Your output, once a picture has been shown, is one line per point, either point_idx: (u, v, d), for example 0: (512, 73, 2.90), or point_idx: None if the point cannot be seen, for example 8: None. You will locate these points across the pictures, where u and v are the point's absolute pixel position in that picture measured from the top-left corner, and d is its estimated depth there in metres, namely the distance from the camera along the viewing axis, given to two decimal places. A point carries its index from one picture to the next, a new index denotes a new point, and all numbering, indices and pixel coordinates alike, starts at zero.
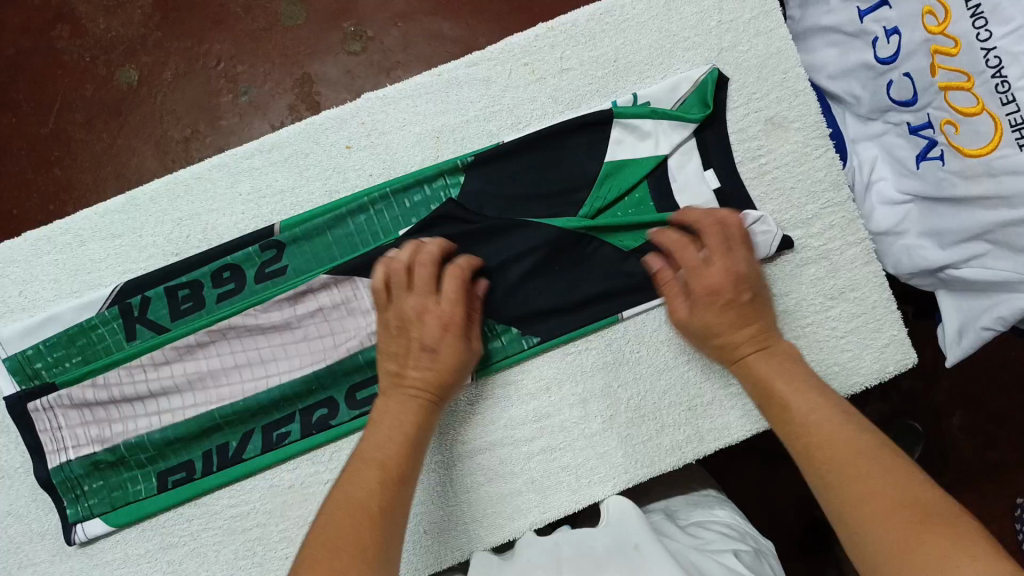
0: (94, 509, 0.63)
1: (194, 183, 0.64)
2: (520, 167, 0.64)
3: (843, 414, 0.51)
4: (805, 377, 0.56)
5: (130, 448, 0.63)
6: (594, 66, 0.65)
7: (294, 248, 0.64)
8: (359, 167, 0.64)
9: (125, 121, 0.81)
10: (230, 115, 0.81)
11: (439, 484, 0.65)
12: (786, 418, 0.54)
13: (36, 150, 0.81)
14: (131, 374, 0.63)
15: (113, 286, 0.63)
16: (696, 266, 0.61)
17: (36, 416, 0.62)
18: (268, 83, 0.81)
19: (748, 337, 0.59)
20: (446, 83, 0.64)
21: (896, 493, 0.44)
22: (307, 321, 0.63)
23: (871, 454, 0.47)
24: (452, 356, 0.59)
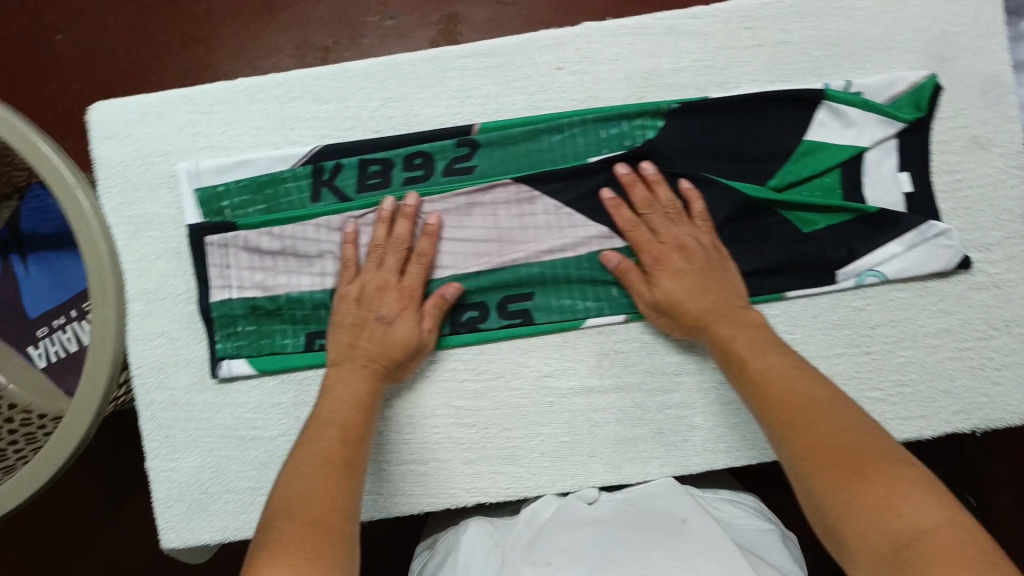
0: (241, 350, 0.66)
1: (406, 69, 0.65)
2: (722, 126, 0.65)
3: (804, 377, 0.54)
4: (765, 338, 0.59)
5: (288, 301, 0.66)
6: (814, 45, 0.65)
7: (486, 151, 0.65)
8: (564, 89, 0.65)
9: (275, 17, 0.89)
10: (372, 34, 0.89)
11: (520, 428, 0.67)
12: (742, 374, 0.57)
13: (185, 26, 0.90)
14: (308, 232, 0.65)
15: (312, 146, 0.66)
16: (643, 241, 0.62)
17: (210, 249, 0.65)
18: (414, 15, 0.89)
19: (709, 306, 0.60)
20: (666, 29, 0.64)
21: (835, 446, 0.48)
22: (479, 226, 0.65)
23: (824, 416, 0.50)
24: (410, 334, 0.62)
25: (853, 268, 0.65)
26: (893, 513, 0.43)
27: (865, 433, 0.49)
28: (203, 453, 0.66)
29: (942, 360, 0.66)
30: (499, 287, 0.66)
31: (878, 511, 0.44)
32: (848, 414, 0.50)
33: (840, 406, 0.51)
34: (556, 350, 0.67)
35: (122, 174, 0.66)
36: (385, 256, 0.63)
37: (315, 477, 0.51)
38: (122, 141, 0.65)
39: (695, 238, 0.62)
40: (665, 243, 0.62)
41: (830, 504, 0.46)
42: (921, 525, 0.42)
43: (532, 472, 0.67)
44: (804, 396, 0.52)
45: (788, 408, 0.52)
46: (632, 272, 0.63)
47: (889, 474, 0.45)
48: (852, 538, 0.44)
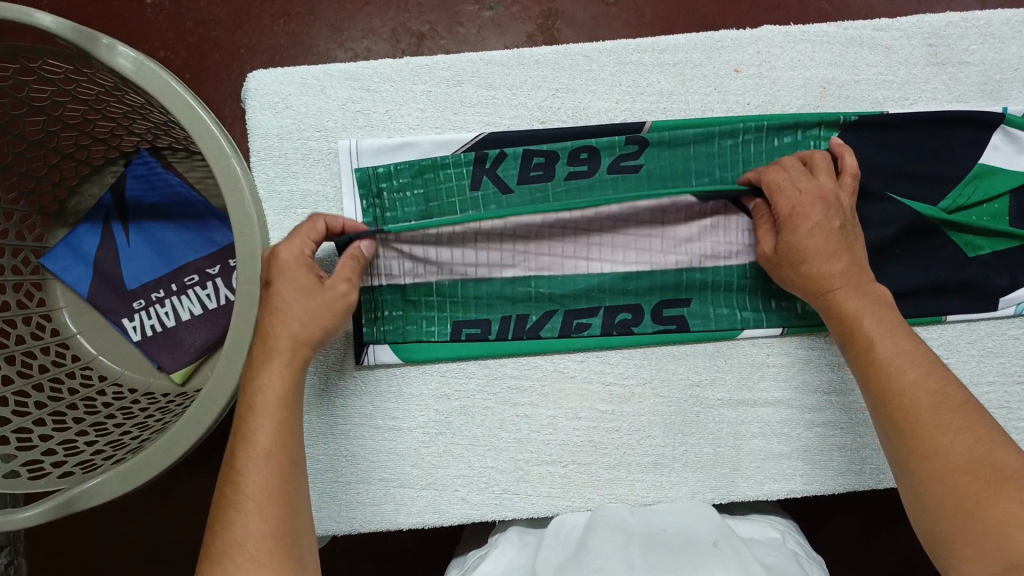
0: (386, 336, 0.64)
1: (581, 60, 0.64)
2: (897, 142, 0.64)
3: (934, 371, 0.51)
4: (894, 317, 0.55)
5: (439, 289, 0.63)
6: (994, 68, 0.65)
7: (656, 150, 0.63)
8: (740, 93, 0.64)
9: None
10: (469, 24, 0.86)
11: (671, 454, 0.65)
12: (863, 352, 0.54)
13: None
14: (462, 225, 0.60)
15: (477, 133, 0.64)
16: (784, 187, 0.57)
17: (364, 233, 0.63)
18: (514, 7, 0.86)
19: (837, 272, 0.56)
20: (849, 39, 0.64)
21: (966, 459, 0.46)
22: (643, 224, 0.62)
23: (953, 426, 0.48)
24: (298, 312, 0.56)
25: (1015, 296, 0.64)
26: (1016, 536, 0.42)
27: (996, 446, 0.46)
28: (337, 443, 0.64)
29: None
30: (657, 289, 0.64)
31: (1000, 529, 0.42)
32: (979, 424, 0.48)
33: (970, 413, 0.48)
34: (705, 356, 0.65)
35: (276, 148, 0.63)
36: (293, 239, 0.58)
37: (245, 518, 0.48)
38: (280, 112, 0.64)
39: (836, 193, 0.57)
40: (808, 193, 0.57)
41: (949, 515, 0.45)
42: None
43: (672, 483, 0.65)
44: (939, 396, 0.50)
45: (915, 405, 0.50)
46: (766, 216, 0.60)
47: (1015, 497, 0.43)
48: (967, 551, 0.44)
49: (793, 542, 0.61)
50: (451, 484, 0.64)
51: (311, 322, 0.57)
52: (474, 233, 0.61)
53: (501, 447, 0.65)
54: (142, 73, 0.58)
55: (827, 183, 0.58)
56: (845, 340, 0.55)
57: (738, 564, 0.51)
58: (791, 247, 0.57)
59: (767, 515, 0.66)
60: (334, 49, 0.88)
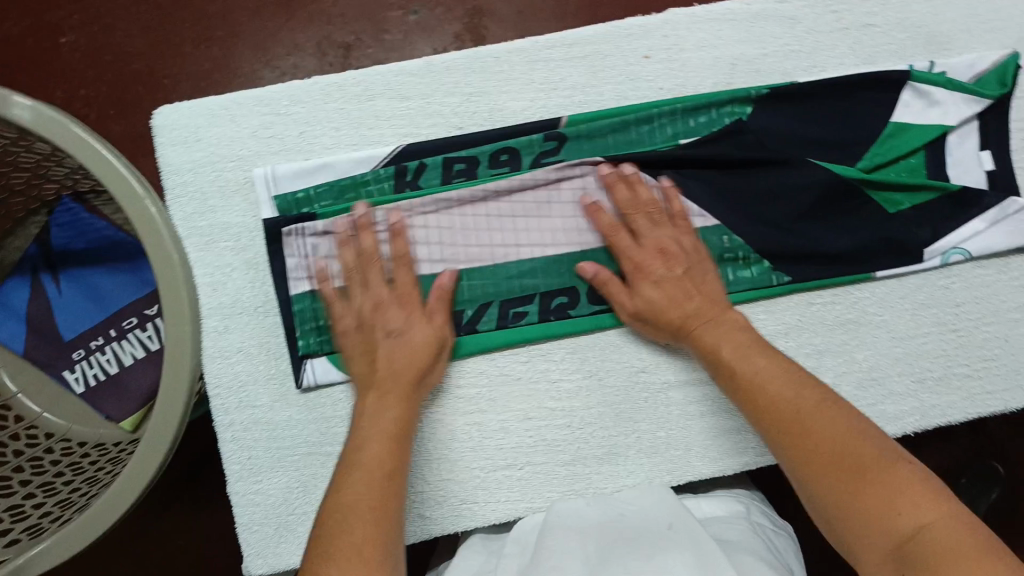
0: (323, 347, 0.63)
1: (492, 63, 0.64)
2: (809, 111, 0.65)
3: (792, 380, 0.54)
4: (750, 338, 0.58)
5: None
6: (898, 27, 0.66)
7: (575, 144, 0.64)
8: (651, 78, 0.65)
9: (295, 12, 0.86)
10: (395, 29, 0.86)
11: (625, 443, 0.65)
12: (729, 380, 0.57)
13: (203, 25, 0.86)
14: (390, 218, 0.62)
15: (395, 147, 0.63)
16: (626, 247, 0.62)
17: (287, 241, 0.61)
18: (439, 8, 0.86)
19: (692, 311, 0.60)
20: (753, 14, 0.65)
21: (836, 451, 0.48)
22: (566, 200, 0.64)
23: (819, 421, 0.50)
24: (416, 342, 0.59)
25: (939, 246, 0.66)
26: (890, 515, 0.44)
27: (860, 434, 0.49)
28: (288, 473, 0.64)
29: None
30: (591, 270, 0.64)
31: (877, 513, 0.44)
32: (841, 417, 0.50)
33: (830, 408, 0.51)
34: (646, 343, 0.65)
35: (191, 182, 0.63)
36: (370, 275, 0.60)
37: (356, 527, 0.47)
38: (192, 147, 0.62)
39: (677, 241, 0.62)
40: (647, 247, 0.62)
41: (838, 515, 0.46)
42: (919, 523, 0.42)
43: (629, 471, 0.65)
44: (796, 400, 0.52)
45: (783, 415, 0.52)
46: (611, 280, 0.62)
47: (884, 479, 0.45)
48: (860, 540, 0.45)
49: (755, 514, 0.62)
50: (411, 501, 0.64)
51: (418, 356, 0.59)
52: (400, 218, 0.62)
53: (455, 457, 0.65)
54: (42, 122, 0.58)
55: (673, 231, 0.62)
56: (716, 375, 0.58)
57: (693, 553, 0.51)
58: (644, 303, 0.61)
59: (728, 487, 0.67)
60: (259, 69, 0.87)
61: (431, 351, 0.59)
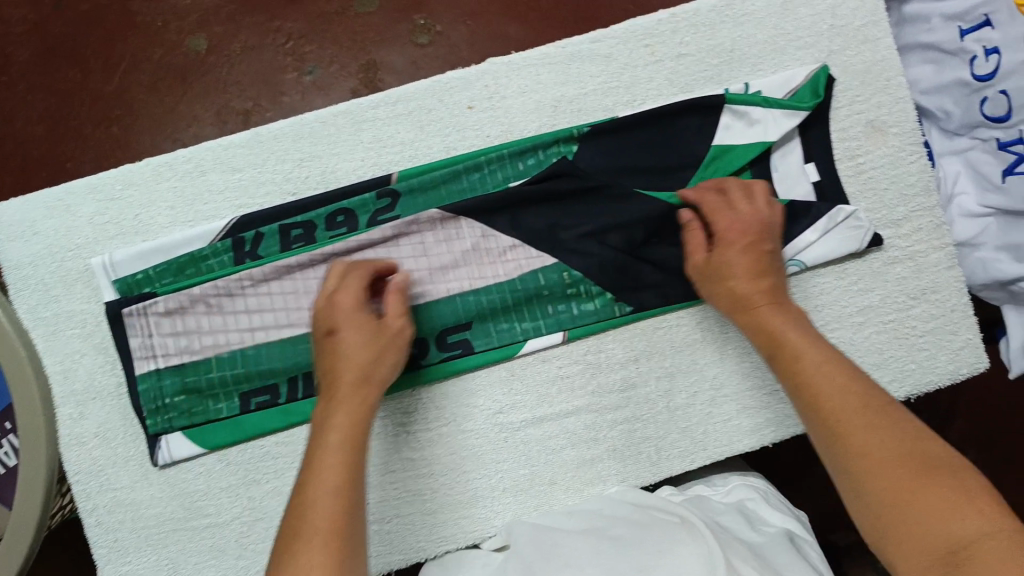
0: (175, 422, 0.64)
1: (318, 128, 0.66)
2: (632, 143, 0.67)
3: (865, 383, 0.53)
4: (819, 340, 0.57)
5: (219, 365, 0.64)
6: (711, 54, 0.68)
7: (408, 198, 0.66)
8: (478, 127, 0.67)
9: (190, 86, 0.88)
10: (292, 92, 0.89)
11: (490, 486, 0.66)
12: (792, 374, 0.56)
13: (99, 107, 0.88)
14: (230, 290, 0.64)
15: (230, 218, 0.65)
16: (722, 221, 0.63)
17: (129, 321, 0.63)
18: (334, 66, 0.89)
19: (763, 289, 0.60)
20: (568, 56, 0.67)
21: (895, 454, 0.48)
22: (406, 255, 0.65)
23: (870, 422, 0.50)
24: (354, 337, 0.58)
25: None
26: (941, 523, 0.43)
27: (914, 436, 0.49)
28: (155, 551, 0.64)
29: (870, 335, 0.69)
30: (434, 320, 0.65)
31: (935, 515, 0.44)
32: (899, 422, 0.50)
33: (892, 408, 0.51)
34: (499, 383, 0.67)
35: (32, 275, 0.64)
36: (393, 302, 0.60)
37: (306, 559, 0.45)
38: (30, 240, 0.64)
39: (756, 215, 0.63)
40: (745, 219, 0.63)
41: (884, 505, 0.46)
42: (969, 531, 0.42)
43: (496, 511, 0.66)
44: (862, 399, 0.52)
45: (836, 410, 0.52)
46: (698, 229, 0.64)
47: (931, 489, 0.45)
48: (904, 544, 0.44)
49: (768, 501, 0.63)
50: None
51: (372, 346, 0.58)
52: (242, 288, 0.64)
53: None
54: None
55: (768, 210, 0.64)
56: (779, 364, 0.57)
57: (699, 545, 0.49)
58: (717, 262, 0.62)
59: (737, 473, 0.69)
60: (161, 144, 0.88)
61: (374, 348, 0.58)
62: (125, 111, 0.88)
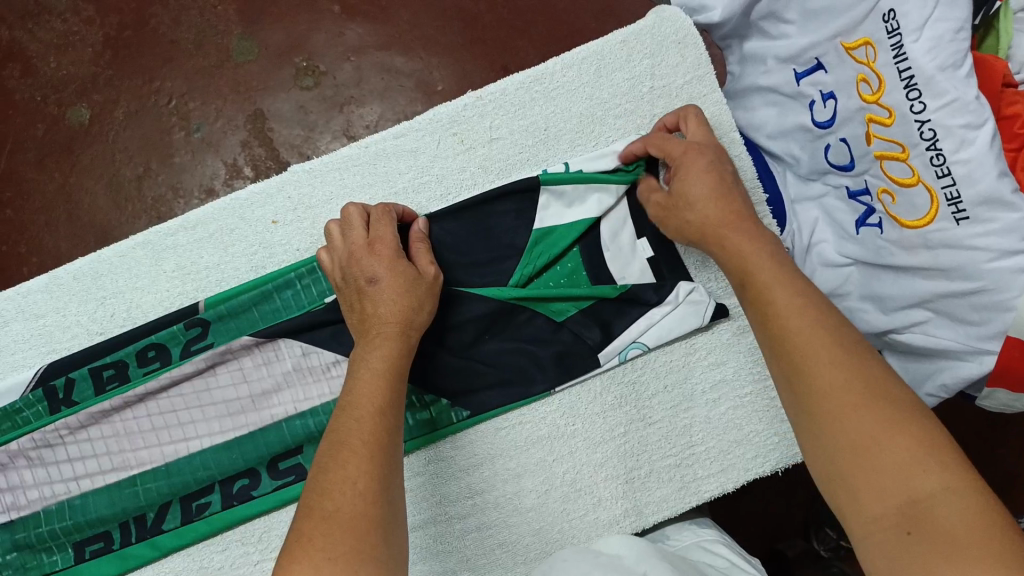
0: None
1: (118, 262, 0.63)
2: (450, 238, 0.64)
3: (824, 313, 0.47)
4: (790, 267, 0.51)
5: (47, 517, 0.62)
6: (524, 134, 0.65)
7: (219, 324, 0.63)
8: (286, 242, 0.64)
9: (78, 159, 0.84)
10: (182, 152, 0.83)
11: None
12: (755, 298, 0.50)
13: None
14: (49, 441, 0.62)
15: (36, 369, 0.63)
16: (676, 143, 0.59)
17: None
18: (219, 121, 0.84)
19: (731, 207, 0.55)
20: (373, 155, 0.65)
21: (862, 391, 0.43)
22: (225, 383, 0.63)
23: (832, 357, 0.45)
24: (395, 278, 0.56)
25: (613, 348, 0.64)
26: (905, 480, 0.39)
27: (879, 378, 0.43)
28: None
29: (726, 410, 0.65)
30: (260, 448, 0.63)
31: (899, 469, 0.40)
32: (865, 362, 0.44)
33: (860, 347, 0.45)
34: None
35: None
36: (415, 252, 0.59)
37: (325, 545, 0.41)
38: None
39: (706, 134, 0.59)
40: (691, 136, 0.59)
41: (841, 454, 0.42)
42: (933, 487, 0.38)
43: None
44: (826, 330, 0.46)
45: (797, 339, 0.46)
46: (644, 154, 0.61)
47: (898, 435, 0.41)
48: (864, 497, 0.40)
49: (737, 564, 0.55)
50: None
51: (407, 294, 0.55)
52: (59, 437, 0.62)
53: None
54: None
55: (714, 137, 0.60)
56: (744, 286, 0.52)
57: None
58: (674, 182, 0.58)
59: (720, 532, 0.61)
60: (50, 223, 0.83)
61: (414, 289, 0.56)
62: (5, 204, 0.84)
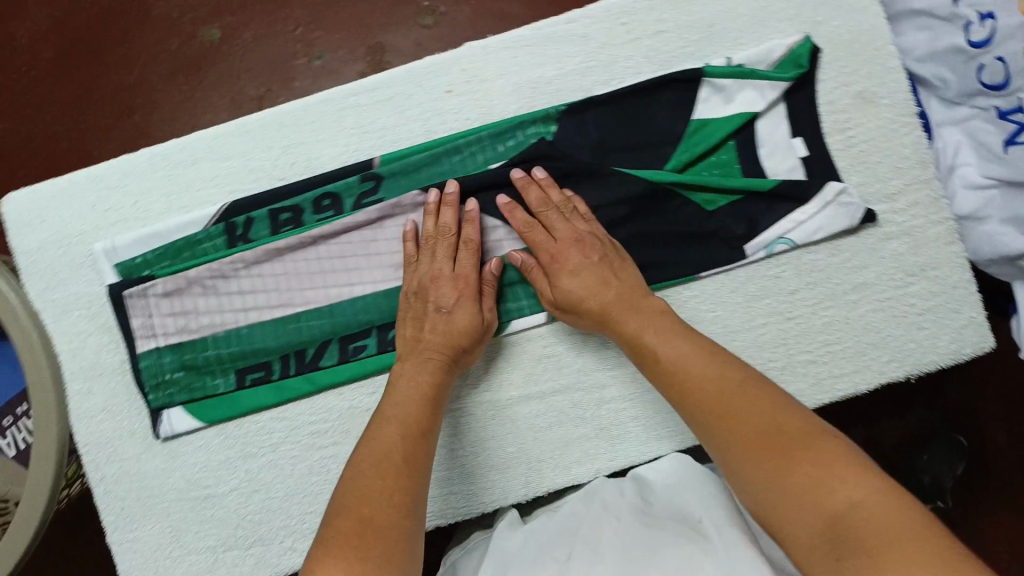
0: (175, 397, 0.67)
1: (302, 116, 0.68)
2: (612, 119, 0.67)
3: (719, 362, 0.53)
4: (691, 333, 0.57)
5: (216, 342, 0.67)
6: (689, 30, 0.68)
7: (391, 180, 0.67)
8: (457, 111, 0.68)
9: (206, 75, 0.89)
10: (303, 77, 0.89)
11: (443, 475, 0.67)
12: (656, 368, 0.57)
13: (119, 98, 0.90)
14: (225, 271, 0.66)
15: (221, 204, 0.67)
16: (542, 241, 0.63)
17: (130, 303, 0.66)
18: (340, 50, 0.89)
19: (611, 299, 0.61)
20: (545, 37, 0.68)
21: (757, 431, 0.47)
22: (392, 236, 0.67)
23: (740, 397, 0.50)
24: (465, 315, 0.62)
25: (761, 240, 0.67)
26: (820, 496, 0.42)
27: (781, 414, 0.48)
28: (159, 520, 0.67)
29: (865, 312, 0.68)
30: None
31: (808, 493, 0.43)
32: (773, 399, 0.49)
33: (740, 382, 0.51)
34: (485, 361, 0.68)
35: (43, 259, 0.67)
36: (422, 256, 0.64)
37: (347, 536, 0.46)
38: (39, 227, 0.67)
39: (591, 232, 0.64)
40: (563, 242, 0.63)
41: (762, 491, 0.45)
42: (852, 501, 0.41)
43: (486, 488, 0.67)
44: (718, 379, 0.52)
45: (702, 393, 0.52)
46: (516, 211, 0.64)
47: (829, 467, 0.43)
48: (782, 517, 0.43)
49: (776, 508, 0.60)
50: None
51: (466, 334, 0.62)
52: (233, 270, 0.66)
53: (315, 490, 0.67)
54: None
55: (581, 223, 0.64)
56: (647, 365, 0.58)
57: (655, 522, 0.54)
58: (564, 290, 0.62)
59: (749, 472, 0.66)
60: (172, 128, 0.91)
61: (479, 331, 0.62)
62: (133, 111, 0.90)
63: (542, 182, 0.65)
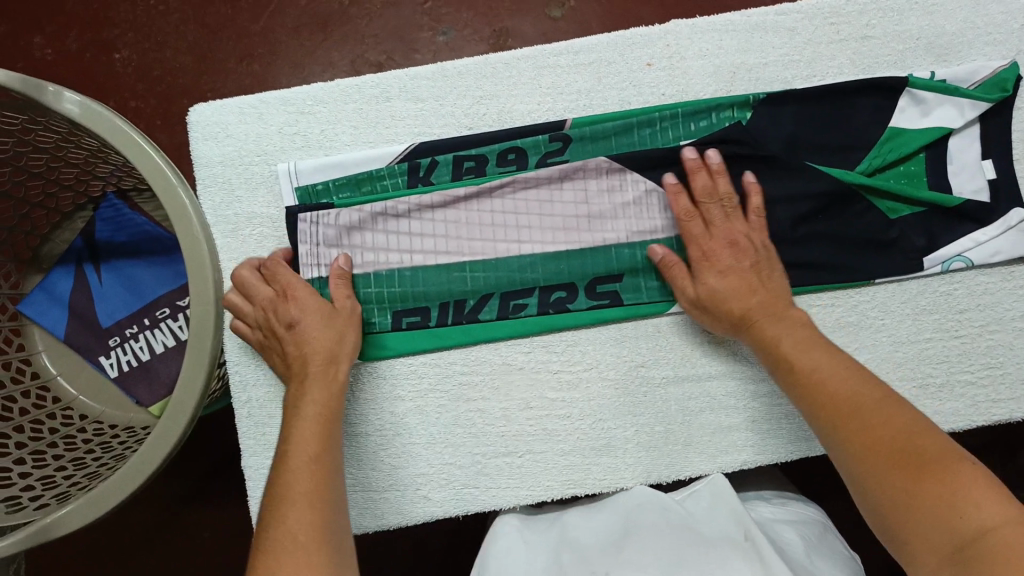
0: None
1: (502, 68, 0.68)
2: (810, 114, 0.67)
3: (855, 376, 0.55)
4: (825, 344, 0.58)
5: (377, 280, 0.66)
6: (896, 39, 0.68)
7: (579, 144, 0.67)
8: (654, 85, 0.68)
9: (330, 34, 0.89)
10: (426, 50, 0.88)
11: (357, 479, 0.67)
12: (790, 375, 0.58)
13: (244, 44, 0.89)
14: (398, 210, 0.66)
15: (408, 144, 0.67)
16: (697, 233, 0.63)
17: (301, 228, 0.65)
18: (465, 29, 0.88)
19: (754, 304, 0.61)
20: (753, 26, 0.68)
21: (889, 445, 0.49)
22: (569, 199, 0.67)
23: (875, 412, 0.51)
24: (317, 315, 0.62)
25: (938, 256, 0.66)
26: (954, 515, 0.44)
27: (922, 431, 0.49)
28: None
29: None
30: (588, 266, 0.67)
31: (942, 511, 0.44)
32: (904, 413, 0.51)
33: (874, 398, 0.52)
34: (643, 338, 0.68)
35: (221, 173, 0.67)
36: (241, 284, 0.63)
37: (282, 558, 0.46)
38: (222, 141, 0.67)
39: (748, 235, 0.63)
40: (720, 237, 0.63)
41: (888, 505, 0.47)
42: (987, 521, 0.42)
43: (628, 463, 0.67)
44: (856, 394, 0.53)
45: (839, 403, 0.53)
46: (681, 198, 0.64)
47: (962, 486, 0.45)
48: (910, 538, 0.45)
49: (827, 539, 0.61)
50: (466, 473, 0.67)
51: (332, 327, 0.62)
52: (407, 209, 0.66)
53: (456, 442, 0.67)
54: (90, 115, 0.58)
55: (738, 224, 0.64)
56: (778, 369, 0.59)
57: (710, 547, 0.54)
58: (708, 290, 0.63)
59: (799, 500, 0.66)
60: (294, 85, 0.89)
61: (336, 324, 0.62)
62: (253, 59, 0.90)
63: (713, 167, 0.64)
